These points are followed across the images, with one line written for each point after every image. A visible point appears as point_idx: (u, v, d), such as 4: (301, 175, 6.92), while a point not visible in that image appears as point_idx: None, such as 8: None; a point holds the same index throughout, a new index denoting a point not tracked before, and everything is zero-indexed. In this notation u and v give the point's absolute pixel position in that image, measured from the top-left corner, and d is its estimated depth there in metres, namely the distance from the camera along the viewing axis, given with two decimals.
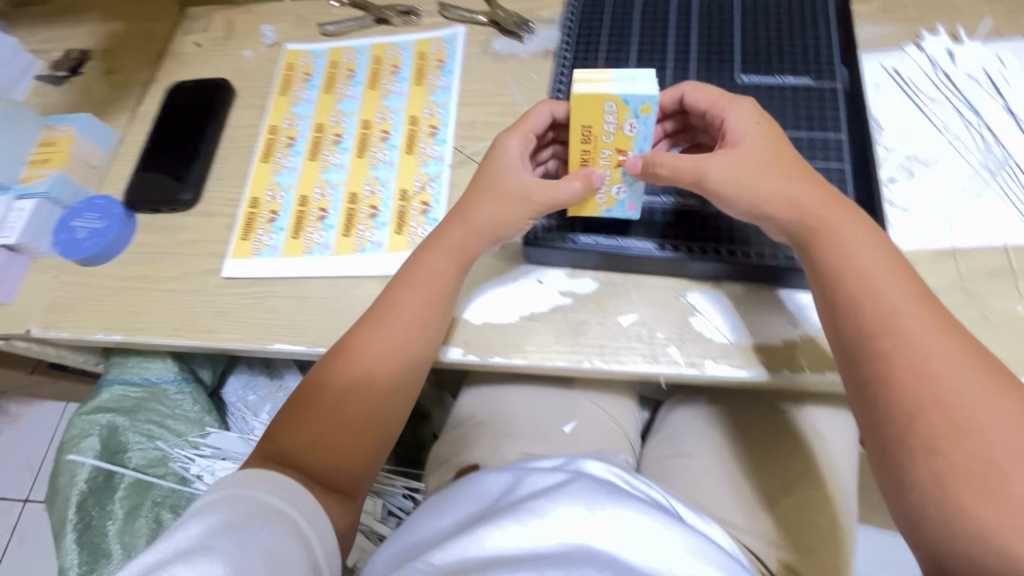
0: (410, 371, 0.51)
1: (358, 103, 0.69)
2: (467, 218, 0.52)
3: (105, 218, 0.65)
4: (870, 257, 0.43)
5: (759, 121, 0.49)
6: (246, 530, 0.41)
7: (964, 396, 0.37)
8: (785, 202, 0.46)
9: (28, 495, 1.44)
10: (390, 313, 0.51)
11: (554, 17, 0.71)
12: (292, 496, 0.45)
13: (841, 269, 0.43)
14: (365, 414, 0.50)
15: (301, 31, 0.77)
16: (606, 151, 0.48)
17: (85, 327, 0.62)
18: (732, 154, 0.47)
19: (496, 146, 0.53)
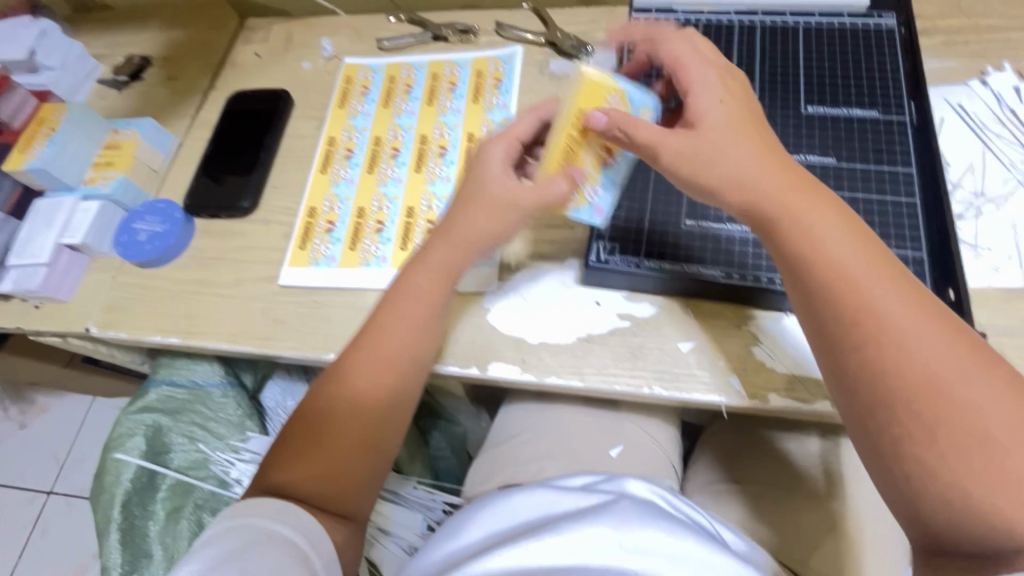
0: (391, 373, 0.51)
1: (415, 118, 0.70)
2: (453, 236, 0.51)
3: (166, 222, 0.66)
4: (844, 239, 0.41)
5: (725, 99, 0.45)
6: (250, 556, 0.41)
7: (949, 375, 0.36)
8: (753, 189, 0.43)
9: (51, 488, 1.45)
10: (379, 328, 0.51)
11: (611, 40, 0.72)
12: (291, 518, 0.45)
13: (814, 260, 0.41)
14: (346, 413, 0.50)
15: (359, 45, 0.79)
16: (593, 146, 0.49)
17: (142, 328, 0.63)
18: (693, 134, 0.44)
19: (479, 155, 0.52)
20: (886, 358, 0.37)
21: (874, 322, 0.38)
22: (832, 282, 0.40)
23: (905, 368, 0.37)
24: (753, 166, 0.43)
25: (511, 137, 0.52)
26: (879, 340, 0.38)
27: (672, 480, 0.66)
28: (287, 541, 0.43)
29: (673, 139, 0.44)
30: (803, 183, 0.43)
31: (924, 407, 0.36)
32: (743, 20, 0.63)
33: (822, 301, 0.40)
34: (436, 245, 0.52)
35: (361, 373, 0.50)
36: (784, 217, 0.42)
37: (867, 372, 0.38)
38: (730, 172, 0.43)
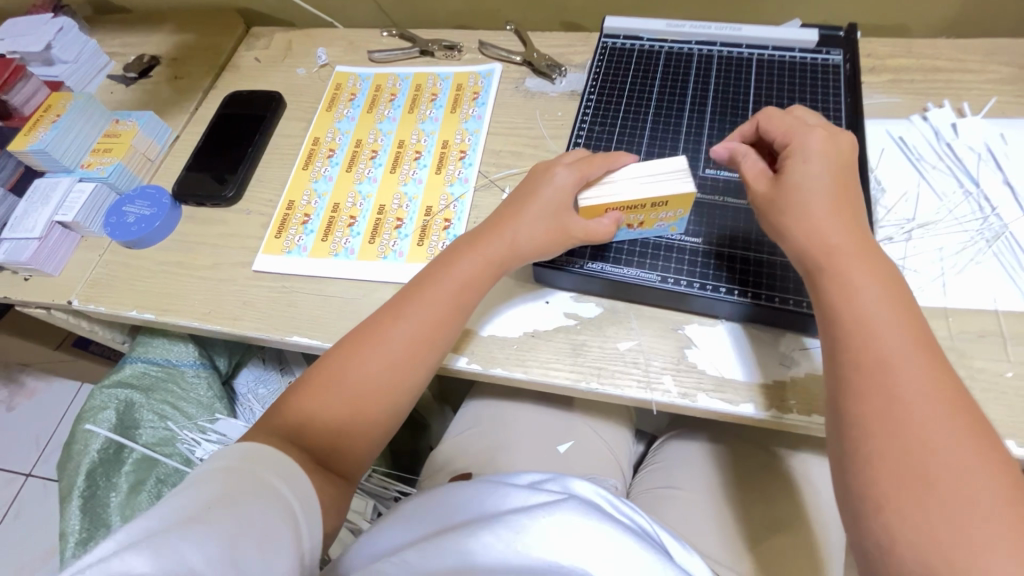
0: (413, 368, 0.54)
1: (395, 124, 0.75)
2: (511, 239, 0.56)
3: (155, 206, 0.71)
4: (881, 298, 0.41)
5: (821, 153, 0.48)
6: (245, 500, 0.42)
7: (949, 447, 0.35)
8: (808, 230, 0.45)
9: (30, 470, 1.47)
10: (410, 315, 0.55)
11: (583, 63, 0.77)
12: (285, 474, 0.47)
13: (842, 304, 0.41)
14: (361, 390, 0.53)
15: (352, 56, 0.84)
16: (640, 217, 0.53)
17: (121, 303, 0.67)
18: (776, 182, 0.48)
19: (551, 171, 0.56)
20: (890, 410, 0.37)
21: (883, 375, 0.38)
22: (861, 331, 0.40)
23: (901, 423, 0.36)
24: (803, 218, 0.45)
25: (587, 171, 0.54)
26: (887, 393, 0.37)
27: (618, 480, 0.68)
28: (280, 500, 0.45)
29: (763, 181, 0.49)
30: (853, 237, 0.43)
31: (902, 462, 0.35)
32: (702, 50, 0.68)
33: (842, 340, 0.40)
34: (490, 243, 0.56)
35: (392, 350, 0.54)
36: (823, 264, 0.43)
37: (866, 417, 0.38)
38: (783, 215, 0.46)
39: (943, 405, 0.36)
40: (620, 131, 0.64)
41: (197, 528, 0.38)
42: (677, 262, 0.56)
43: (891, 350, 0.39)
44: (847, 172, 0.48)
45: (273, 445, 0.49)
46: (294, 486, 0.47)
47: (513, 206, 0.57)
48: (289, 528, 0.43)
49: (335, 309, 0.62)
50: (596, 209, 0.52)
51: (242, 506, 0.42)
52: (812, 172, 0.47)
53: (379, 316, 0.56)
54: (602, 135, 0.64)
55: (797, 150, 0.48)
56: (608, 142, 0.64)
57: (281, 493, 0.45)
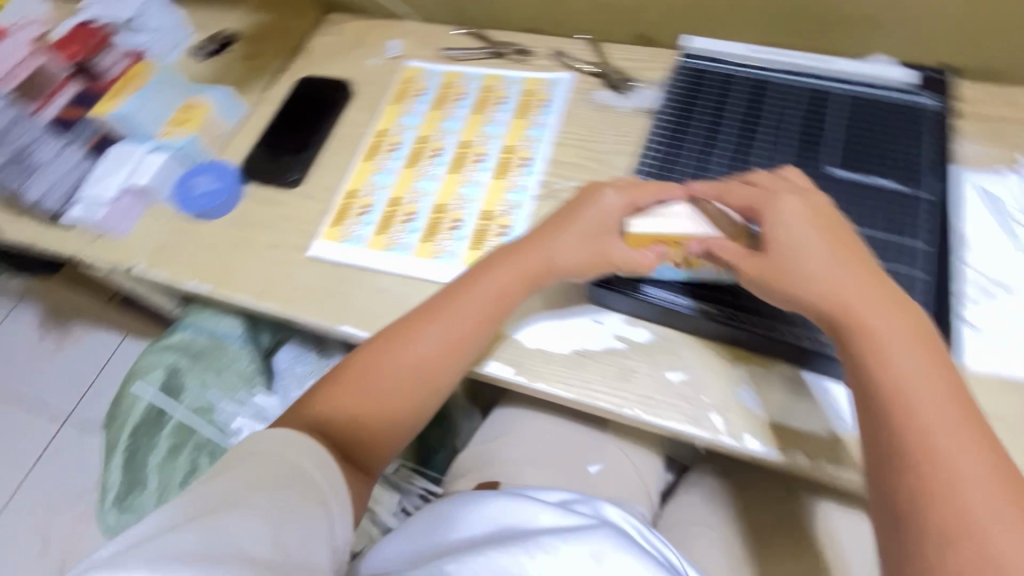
0: (435, 377, 0.55)
1: (461, 124, 0.75)
2: (549, 257, 0.55)
3: (222, 181, 0.73)
4: (923, 374, 0.40)
5: (800, 220, 0.46)
6: (284, 492, 0.43)
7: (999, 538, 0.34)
8: (824, 299, 0.44)
9: (70, 413, 1.55)
10: (435, 327, 0.55)
11: (656, 80, 0.75)
12: (323, 469, 0.47)
13: (877, 375, 0.41)
14: (388, 391, 0.54)
15: (423, 51, 0.85)
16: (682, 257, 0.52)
17: (183, 273, 0.69)
18: (763, 257, 0.47)
19: (596, 192, 0.55)
20: (934, 497, 0.36)
21: (926, 453, 0.38)
22: (901, 412, 0.39)
23: (953, 500, 0.36)
24: (828, 277, 0.44)
25: (637, 196, 0.53)
26: (934, 467, 0.37)
27: (646, 508, 0.67)
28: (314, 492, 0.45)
29: (748, 259, 0.47)
30: (884, 298, 0.43)
31: (961, 550, 0.35)
32: (784, 80, 0.66)
33: (882, 420, 0.40)
34: (525, 258, 0.56)
35: (421, 352, 0.54)
36: (853, 329, 0.43)
37: (911, 503, 0.37)
38: (798, 285, 0.45)
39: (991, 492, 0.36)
40: (690, 157, 0.63)
41: (238, 518, 0.40)
42: (727, 292, 0.54)
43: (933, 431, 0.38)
44: (845, 233, 0.46)
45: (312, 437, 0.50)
46: (331, 481, 0.47)
47: (547, 227, 0.56)
48: (323, 521, 0.44)
49: (385, 304, 0.63)
50: (644, 238, 0.52)
51: (279, 499, 0.43)
52: (801, 239, 0.46)
53: (398, 326, 0.56)
54: (671, 159, 0.63)
55: (770, 218, 0.47)
56: (677, 166, 0.62)
57: (318, 486, 0.46)
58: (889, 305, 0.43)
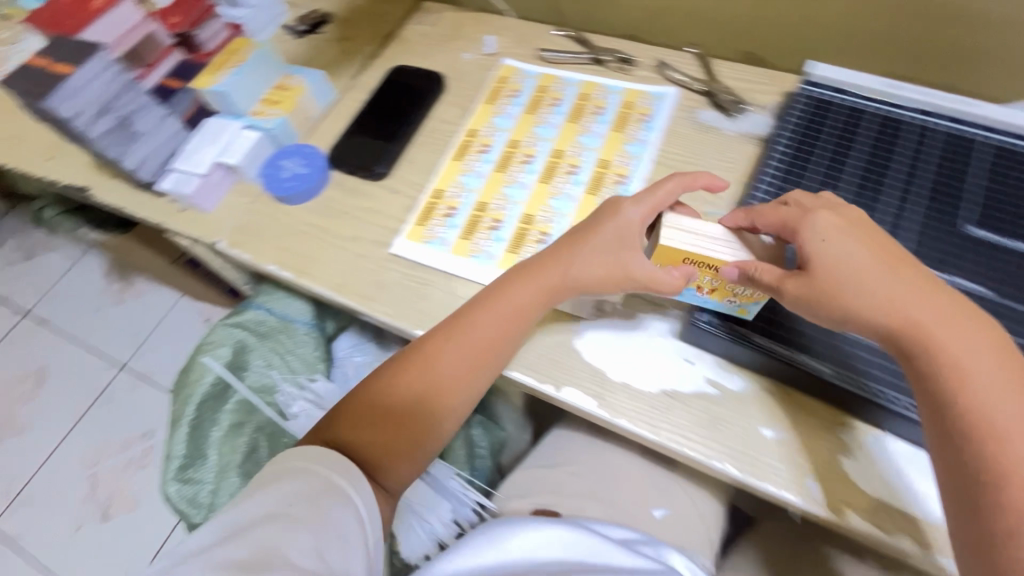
0: (461, 379, 0.53)
1: (555, 131, 0.72)
2: (568, 269, 0.53)
3: (310, 166, 0.72)
4: (1009, 398, 0.36)
5: (833, 234, 0.44)
6: (321, 502, 0.44)
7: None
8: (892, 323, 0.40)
9: (126, 362, 1.61)
10: (459, 330, 0.53)
11: (768, 105, 0.70)
12: (348, 477, 0.47)
13: (954, 396, 0.38)
14: (408, 407, 0.52)
15: (520, 50, 0.82)
16: (711, 280, 0.49)
17: (264, 256, 0.69)
18: (805, 277, 0.43)
19: (619, 206, 0.53)
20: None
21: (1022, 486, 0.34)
22: (993, 454, 0.36)
23: None
24: (888, 292, 0.41)
25: (658, 204, 0.51)
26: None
27: (708, 559, 0.63)
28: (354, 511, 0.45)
29: (788, 281, 0.44)
30: (952, 309, 0.40)
31: None
32: (921, 121, 0.60)
33: (962, 446, 0.37)
34: (544, 268, 0.54)
35: (444, 369, 0.53)
36: (924, 349, 0.39)
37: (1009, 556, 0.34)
38: (857, 305, 0.41)
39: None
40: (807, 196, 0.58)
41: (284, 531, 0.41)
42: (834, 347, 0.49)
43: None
44: (891, 247, 0.43)
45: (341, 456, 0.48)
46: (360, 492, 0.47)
47: (561, 241, 0.55)
48: (357, 528, 0.44)
49: None
50: (668, 254, 0.48)
51: (320, 508, 0.43)
52: (843, 252, 0.43)
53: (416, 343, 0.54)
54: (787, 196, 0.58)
55: (806, 235, 0.44)
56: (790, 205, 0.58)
57: (349, 496, 0.46)
58: (960, 319, 0.39)
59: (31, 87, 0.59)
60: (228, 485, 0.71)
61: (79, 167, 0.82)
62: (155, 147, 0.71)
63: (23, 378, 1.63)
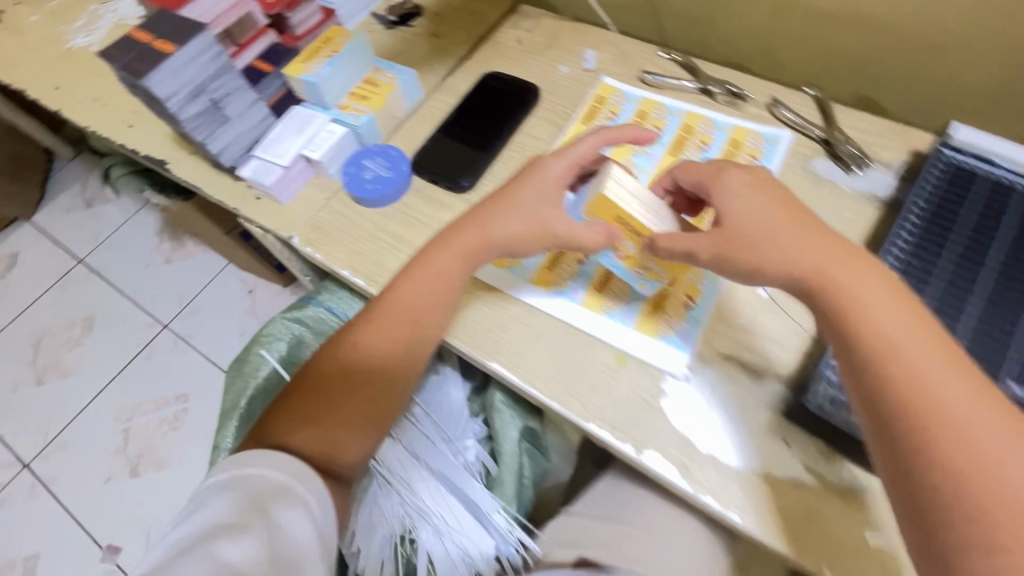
0: (406, 334, 0.57)
1: (654, 163, 0.68)
2: (489, 226, 0.56)
3: (393, 171, 0.69)
4: (902, 326, 0.41)
5: (741, 193, 0.49)
6: (270, 504, 0.47)
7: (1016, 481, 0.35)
8: (796, 276, 0.45)
9: (168, 322, 1.63)
10: (409, 280, 0.57)
11: (893, 162, 0.64)
12: (295, 474, 0.50)
13: (860, 331, 0.42)
14: (349, 371, 0.57)
15: (622, 69, 0.77)
16: (631, 246, 0.54)
17: (337, 259, 0.66)
18: (718, 236, 0.48)
19: (538, 166, 0.58)
20: (952, 461, 0.37)
21: (933, 411, 0.38)
22: (900, 382, 0.39)
23: (958, 442, 0.37)
24: (799, 242, 0.46)
25: (576, 159, 0.57)
26: (937, 414, 0.38)
27: None
28: (304, 502, 0.49)
29: (703, 241, 0.49)
30: (850, 253, 0.45)
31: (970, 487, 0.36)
32: None
33: (879, 380, 0.40)
34: (462, 235, 0.57)
35: (380, 337, 0.57)
36: (833, 291, 0.44)
37: (929, 472, 0.37)
38: (777, 253, 0.46)
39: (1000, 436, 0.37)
40: (939, 284, 0.52)
41: (234, 540, 0.43)
42: None
43: (936, 393, 0.38)
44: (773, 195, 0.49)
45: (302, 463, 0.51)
46: (308, 487, 0.50)
47: (469, 217, 0.58)
48: (308, 525, 0.48)
49: (541, 350, 0.57)
50: (602, 206, 0.51)
51: (270, 513, 0.46)
52: (755, 207, 0.48)
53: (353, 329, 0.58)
54: (912, 277, 0.53)
55: (718, 200, 0.50)
56: (916, 286, 0.53)
57: (298, 495, 0.49)
58: (860, 262, 0.44)
59: (132, 62, 0.58)
60: None
61: (164, 142, 0.82)
62: (240, 132, 0.69)
63: (70, 323, 1.66)
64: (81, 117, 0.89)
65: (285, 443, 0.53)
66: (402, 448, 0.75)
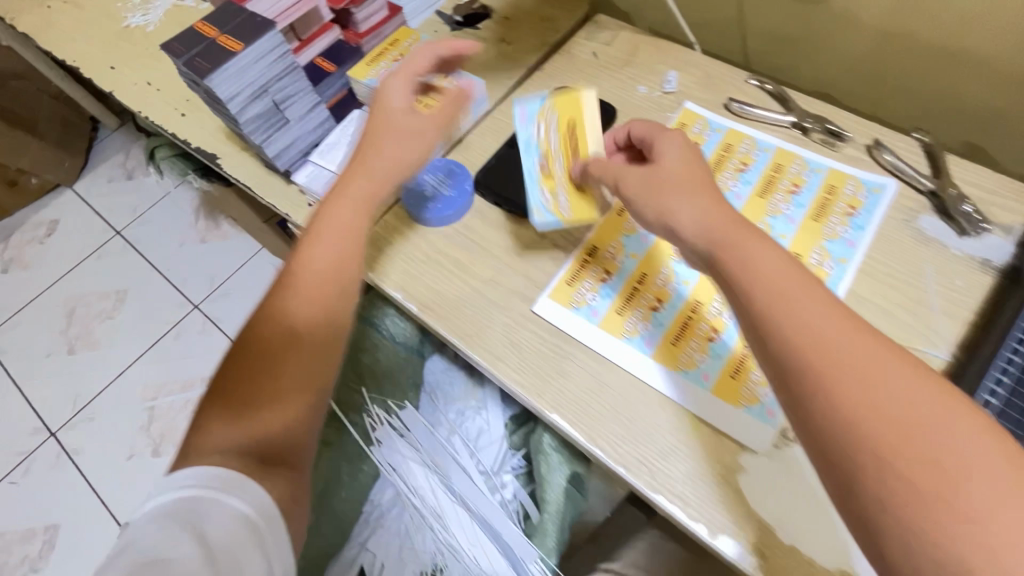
0: (333, 279, 0.55)
1: (740, 204, 0.62)
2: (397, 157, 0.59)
3: (455, 189, 0.65)
4: (784, 275, 0.40)
5: (675, 143, 0.50)
6: (210, 527, 0.40)
7: (935, 427, 0.33)
8: (717, 236, 0.43)
9: (198, 303, 1.62)
10: (320, 237, 0.56)
11: (1013, 226, 0.57)
12: (232, 487, 0.43)
13: (749, 293, 0.40)
14: (278, 341, 0.52)
15: (706, 94, 0.71)
16: (563, 162, 0.58)
17: (390, 279, 0.62)
18: (647, 175, 0.49)
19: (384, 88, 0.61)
20: (854, 418, 0.34)
21: (827, 369, 0.36)
22: (794, 346, 0.37)
23: (865, 403, 0.34)
24: (693, 198, 0.45)
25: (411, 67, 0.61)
26: (834, 372, 0.35)
27: None
28: (234, 512, 0.42)
29: (631, 177, 0.49)
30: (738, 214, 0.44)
31: (886, 445, 0.33)
32: None
33: (778, 350, 0.37)
34: (358, 187, 0.58)
35: (306, 291, 0.54)
36: (725, 252, 0.42)
37: (846, 446, 0.34)
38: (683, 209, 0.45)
39: (889, 375, 0.35)
40: None
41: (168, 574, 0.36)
42: None
43: (828, 345, 0.36)
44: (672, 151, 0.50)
45: (235, 467, 0.45)
46: (248, 499, 0.43)
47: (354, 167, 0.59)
48: (257, 549, 0.41)
49: (608, 404, 0.53)
50: (568, 107, 0.60)
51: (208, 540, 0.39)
52: (672, 162, 0.49)
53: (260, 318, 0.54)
54: None
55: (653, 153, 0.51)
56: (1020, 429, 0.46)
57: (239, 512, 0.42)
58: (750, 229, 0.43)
59: (195, 58, 0.55)
60: None
61: (217, 135, 0.79)
62: (296, 137, 0.65)
63: (103, 295, 1.66)
64: (135, 100, 0.86)
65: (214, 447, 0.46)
66: (437, 479, 0.71)
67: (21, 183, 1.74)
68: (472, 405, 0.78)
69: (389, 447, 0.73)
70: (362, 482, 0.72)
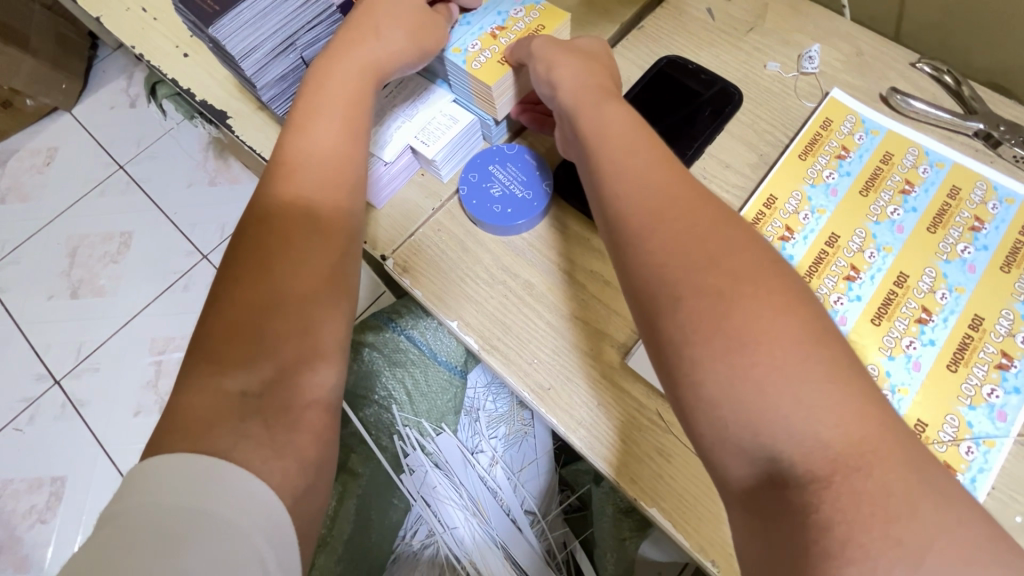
0: (313, 171, 0.42)
1: (901, 239, 0.47)
2: (381, 33, 0.47)
3: (529, 189, 0.51)
4: (635, 137, 0.39)
5: (590, 40, 0.49)
6: (168, 522, 0.30)
7: (765, 290, 0.31)
8: (589, 100, 0.43)
9: (207, 253, 1.47)
10: (306, 127, 0.43)
11: None
12: (172, 478, 0.31)
13: (599, 147, 0.39)
14: (245, 269, 0.39)
15: (857, 80, 0.55)
16: (513, 34, 0.51)
17: (445, 301, 0.50)
18: (550, 40, 0.47)
19: None
20: (686, 290, 0.32)
21: (651, 223, 0.35)
22: (637, 211, 0.36)
23: (697, 265, 0.33)
24: (569, 77, 0.45)
25: None
26: (660, 229, 0.34)
27: None
28: (163, 493, 0.31)
29: (539, 41, 0.47)
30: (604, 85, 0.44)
31: (716, 303, 0.31)
32: None
33: (614, 213, 0.37)
34: (356, 55, 0.46)
35: (281, 182, 0.42)
36: (583, 117, 0.42)
37: (667, 305, 0.32)
38: (565, 78, 0.45)
39: (743, 253, 0.33)
40: None
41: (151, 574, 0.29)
42: None
43: (657, 205, 0.35)
44: (593, 63, 0.47)
45: (175, 455, 0.32)
46: (198, 479, 0.31)
47: (350, 36, 0.47)
48: (242, 517, 0.31)
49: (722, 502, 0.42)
50: (556, 12, 0.52)
51: (173, 535, 0.30)
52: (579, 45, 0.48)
53: (235, 257, 0.40)
54: None
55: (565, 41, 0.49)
56: None
57: (198, 496, 0.31)
58: (610, 98, 0.43)
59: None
60: (330, 553, 0.59)
61: (229, 86, 0.64)
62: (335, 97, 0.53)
63: (107, 237, 1.51)
64: (130, 32, 0.70)
65: (162, 462, 0.32)
66: (477, 522, 0.64)
67: (15, 103, 1.56)
68: (520, 426, 0.69)
69: (422, 477, 0.65)
70: (393, 517, 0.66)
